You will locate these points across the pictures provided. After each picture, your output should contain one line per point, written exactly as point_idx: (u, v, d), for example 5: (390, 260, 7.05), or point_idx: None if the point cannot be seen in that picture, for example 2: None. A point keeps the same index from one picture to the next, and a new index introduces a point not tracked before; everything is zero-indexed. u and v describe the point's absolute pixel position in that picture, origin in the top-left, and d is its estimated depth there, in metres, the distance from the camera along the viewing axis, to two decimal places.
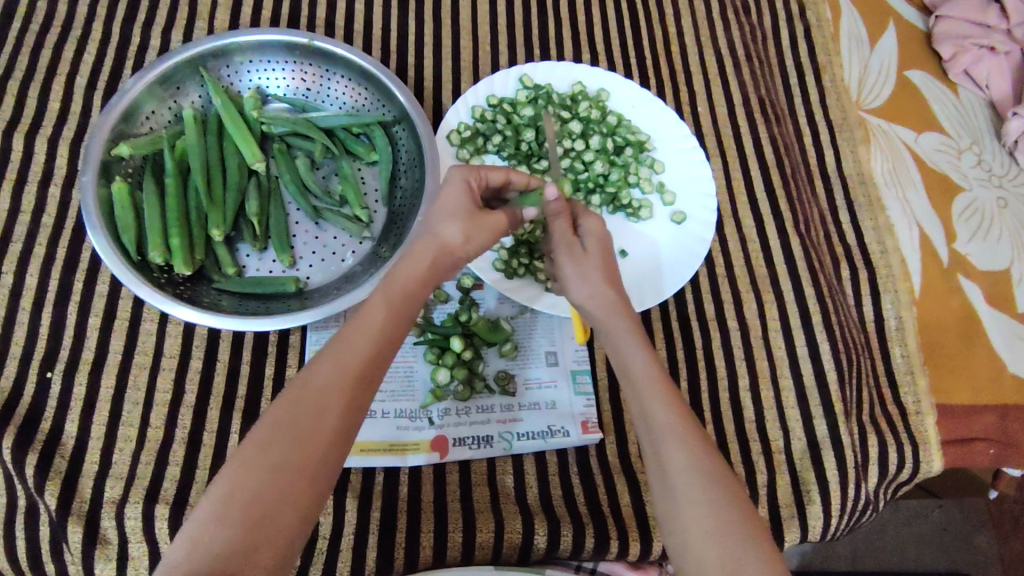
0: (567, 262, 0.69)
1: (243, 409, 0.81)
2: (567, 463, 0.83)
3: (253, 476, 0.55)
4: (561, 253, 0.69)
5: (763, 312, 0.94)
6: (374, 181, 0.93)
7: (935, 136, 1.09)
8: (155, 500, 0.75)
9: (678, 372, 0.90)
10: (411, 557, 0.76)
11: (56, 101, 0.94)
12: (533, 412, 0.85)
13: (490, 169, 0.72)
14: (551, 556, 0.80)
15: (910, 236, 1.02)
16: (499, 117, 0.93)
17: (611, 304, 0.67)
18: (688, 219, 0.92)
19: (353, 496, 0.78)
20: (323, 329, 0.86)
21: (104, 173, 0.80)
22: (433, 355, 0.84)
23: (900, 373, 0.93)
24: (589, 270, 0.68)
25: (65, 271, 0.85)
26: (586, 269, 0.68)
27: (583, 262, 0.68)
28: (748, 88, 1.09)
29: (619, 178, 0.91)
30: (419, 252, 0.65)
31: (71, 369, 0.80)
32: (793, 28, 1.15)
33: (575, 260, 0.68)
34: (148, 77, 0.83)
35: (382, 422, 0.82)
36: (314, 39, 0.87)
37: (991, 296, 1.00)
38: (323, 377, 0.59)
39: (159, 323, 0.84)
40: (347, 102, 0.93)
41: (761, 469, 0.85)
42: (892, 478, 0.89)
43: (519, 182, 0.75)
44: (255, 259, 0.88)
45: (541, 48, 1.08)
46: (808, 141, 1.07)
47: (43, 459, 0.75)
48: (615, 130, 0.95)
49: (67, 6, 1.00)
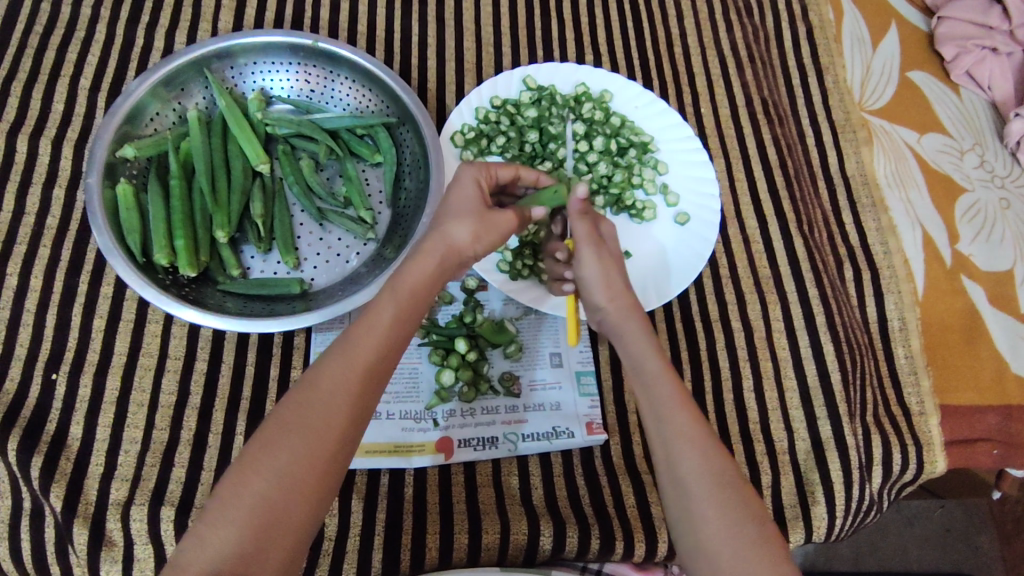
0: (594, 262, 0.67)
1: (247, 410, 0.81)
2: (572, 464, 0.83)
3: (260, 477, 0.55)
4: (588, 250, 0.67)
5: (766, 313, 0.94)
6: (377, 183, 0.93)
7: (938, 137, 1.09)
8: (161, 502, 0.75)
9: (682, 374, 0.90)
10: (416, 558, 0.76)
11: (60, 102, 0.94)
12: (537, 413, 0.85)
13: (500, 167, 0.72)
14: (556, 557, 0.80)
15: (913, 237, 1.02)
16: (502, 118, 0.93)
17: (629, 304, 0.67)
18: (692, 220, 0.92)
19: (358, 497, 0.78)
20: (327, 330, 0.86)
21: (109, 175, 0.80)
22: (437, 356, 0.84)
23: (903, 374, 0.93)
24: (613, 272, 0.67)
25: (70, 272, 0.85)
26: (609, 270, 0.67)
27: (608, 264, 0.67)
28: (751, 89, 1.09)
29: (623, 179, 0.90)
30: (428, 251, 0.64)
31: (76, 370, 0.80)
32: (795, 29, 1.15)
33: (600, 262, 0.67)
34: (151, 78, 0.83)
35: (388, 423, 0.82)
36: (318, 40, 0.87)
37: (994, 296, 1.00)
38: (330, 377, 0.59)
39: (163, 324, 0.84)
40: (351, 103, 0.93)
41: (765, 469, 0.85)
42: (895, 479, 0.89)
43: (527, 177, 0.75)
44: (259, 260, 0.88)
45: (544, 50, 1.09)
46: (811, 142, 1.07)
47: (48, 460, 0.75)
48: (619, 131, 0.94)
49: (71, 8, 1.00)
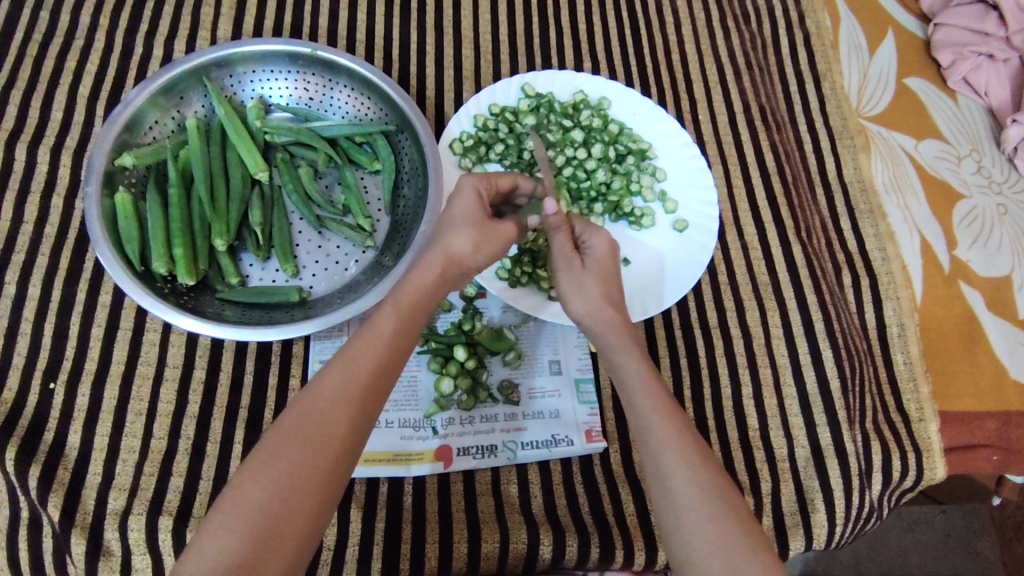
0: (564, 278, 0.69)
1: (246, 419, 0.81)
2: (572, 472, 0.83)
3: (260, 487, 0.55)
4: (558, 268, 0.70)
5: (765, 320, 0.94)
6: (376, 190, 0.93)
7: (935, 144, 1.09)
8: (159, 511, 0.74)
9: (682, 380, 0.90)
10: (415, 567, 0.76)
11: (58, 111, 0.94)
12: (536, 421, 0.85)
13: (500, 175, 0.72)
14: (555, 566, 0.79)
15: (911, 243, 1.02)
16: (501, 125, 0.93)
17: (611, 319, 0.68)
18: (690, 228, 0.92)
19: (357, 506, 0.78)
20: (326, 339, 0.86)
21: (108, 183, 0.80)
22: (436, 364, 0.85)
23: (902, 380, 0.93)
24: (587, 284, 0.68)
25: (68, 281, 0.85)
26: (583, 283, 0.69)
27: (581, 279, 0.69)
28: (748, 96, 1.09)
29: (621, 186, 0.91)
30: (428, 262, 0.64)
31: (74, 379, 0.80)
32: (792, 36, 1.16)
33: (575, 279, 0.69)
34: (151, 86, 0.83)
35: (386, 432, 0.82)
36: (317, 48, 0.87)
37: (992, 302, 1.00)
38: (331, 387, 0.59)
39: (162, 332, 0.84)
40: (351, 111, 0.93)
41: (765, 477, 0.85)
42: (895, 485, 0.88)
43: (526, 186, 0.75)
44: (258, 268, 0.88)
45: (542, 58, 1.09)
46: (808, 149, 1.07)
47: (46, 470, 0.74)
48: (617, 139, 0.95)
49: (70, 16, 1.00)
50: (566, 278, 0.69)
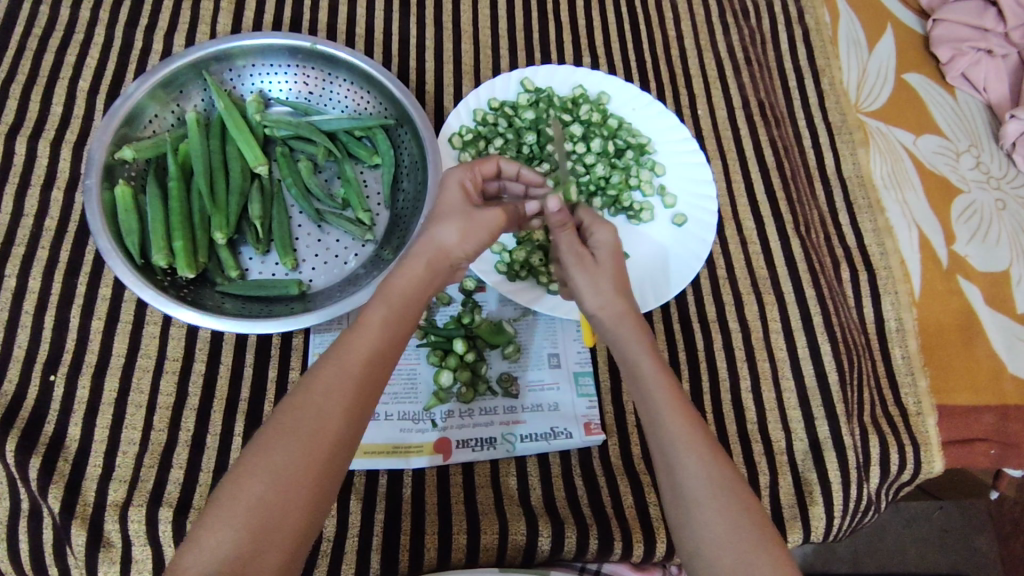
0: (577, 272, 0.69)
1: (246, 411, 0.81)
2: (571, 464, 0.83)
3: (258, 480, 0.55)
4: (570, 263, 0.69)
5: (764, 313, 0.94)
6: (375, 184, 0.93)
7: (934, 139, 1.09)
8: (159, 503, 0.75)
9: (680, 373, 0.90)
10: (415, 559, 0.76)
11: (58, 104, 0.94)
12: (536, 414, 0.85)
13: (483, 162, 0.73)
14: (554, 557, 0.80)
15: (909, 237, 1.02)
16: (499, 120, 0.93)
17: (626, 315, 0.67)
18: (689, 222, 0.92)
19: (356, 498, 0.78)
20: (326, 332, 0.86)
21: (108, 177, 0.80)
22: (436, 357, 0.84)
23: (900, 374, 0.93)
24: (601, 280, 0.68)
25: (68, 273, 0.85)
26: (596, 277, 0.68)
27: (593, 273, 0.68)
28: (747, 92, 1.10)
29: (620, 181, 0.92)
30: (417, 256, 0.64)
31: (74, 371, 0.80)
32: (791, 31, 1.16)
33: (589, 272, 0.68)
34: (151, 80, 0.84)
35: (386, 425, 0.82)
36: (317, 43, 0.88)
37: (991, 297, 1.00)
38: (326, 381, 0.59)
39: (162, 325, 0.84)
40: (350, 105, 0.93)
41: (764, 470, 0.86)
42: (893, 478, 0.89)
43: (509, 170, 0.75)
44: (258, 262, 0.88)
45: (541, 53, 1.09)
46: (808, 144, 1.08)
47: (46, 462, 0.75)
48: (616, 133, 0.95)
49: (70, 11, 1.00)
50: (578, 273, 0.69)
